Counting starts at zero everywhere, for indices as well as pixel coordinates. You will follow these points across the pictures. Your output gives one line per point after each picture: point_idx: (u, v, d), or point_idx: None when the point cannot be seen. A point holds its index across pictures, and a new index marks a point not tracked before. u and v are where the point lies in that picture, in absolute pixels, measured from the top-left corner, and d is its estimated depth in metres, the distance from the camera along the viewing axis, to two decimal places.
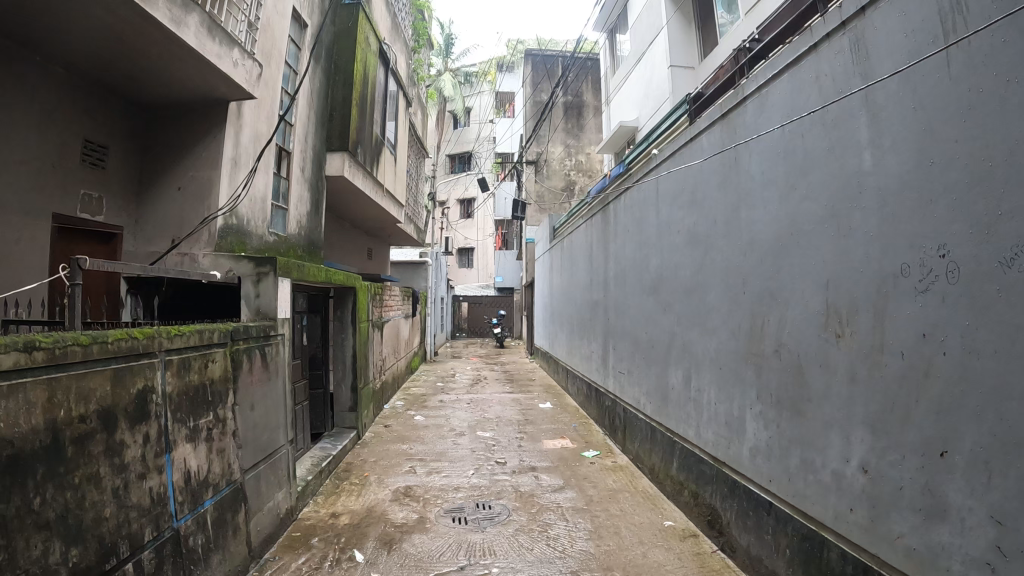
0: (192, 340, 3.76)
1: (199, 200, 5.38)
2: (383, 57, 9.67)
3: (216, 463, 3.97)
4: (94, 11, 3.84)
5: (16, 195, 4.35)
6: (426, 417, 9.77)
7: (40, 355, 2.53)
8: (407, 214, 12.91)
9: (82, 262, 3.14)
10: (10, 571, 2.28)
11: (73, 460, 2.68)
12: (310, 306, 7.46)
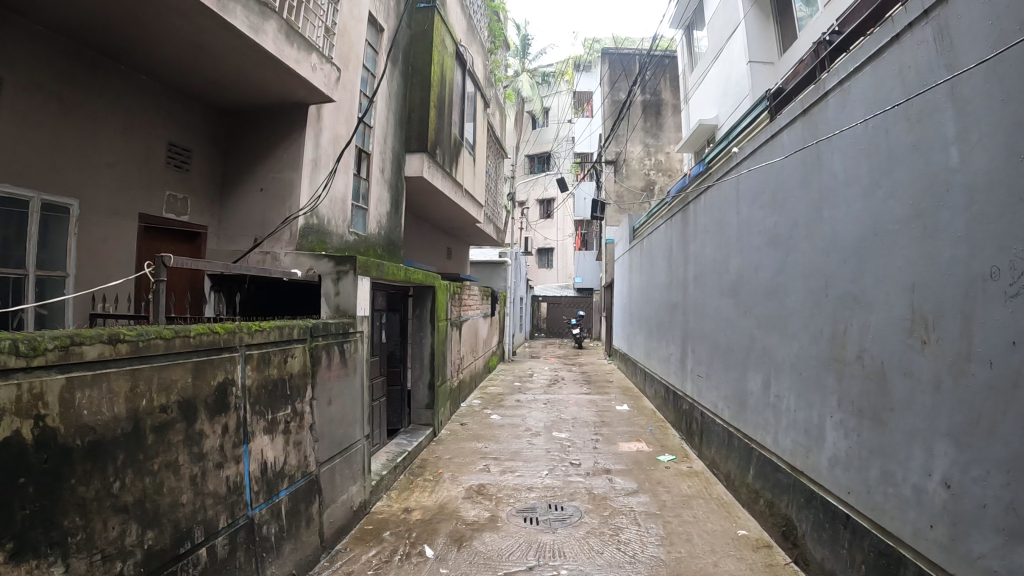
0: (273, 336, 3.84)
1: (281, 201, 5.56)
2: (459, 58, 9.77)
3: (293, 455, 4.06)
4: (177, 21, 4.03)
5: (102, 196, 4.60)
6: (502, 415, 9.82)
7: (124, 347, 2.57)
8: (486, 214, 13.01)
9: (166, 259, 3.17)
10: (86, 552, 2.32)
11: (153, 448, 2.72)
12: (388, 304, 7.59)
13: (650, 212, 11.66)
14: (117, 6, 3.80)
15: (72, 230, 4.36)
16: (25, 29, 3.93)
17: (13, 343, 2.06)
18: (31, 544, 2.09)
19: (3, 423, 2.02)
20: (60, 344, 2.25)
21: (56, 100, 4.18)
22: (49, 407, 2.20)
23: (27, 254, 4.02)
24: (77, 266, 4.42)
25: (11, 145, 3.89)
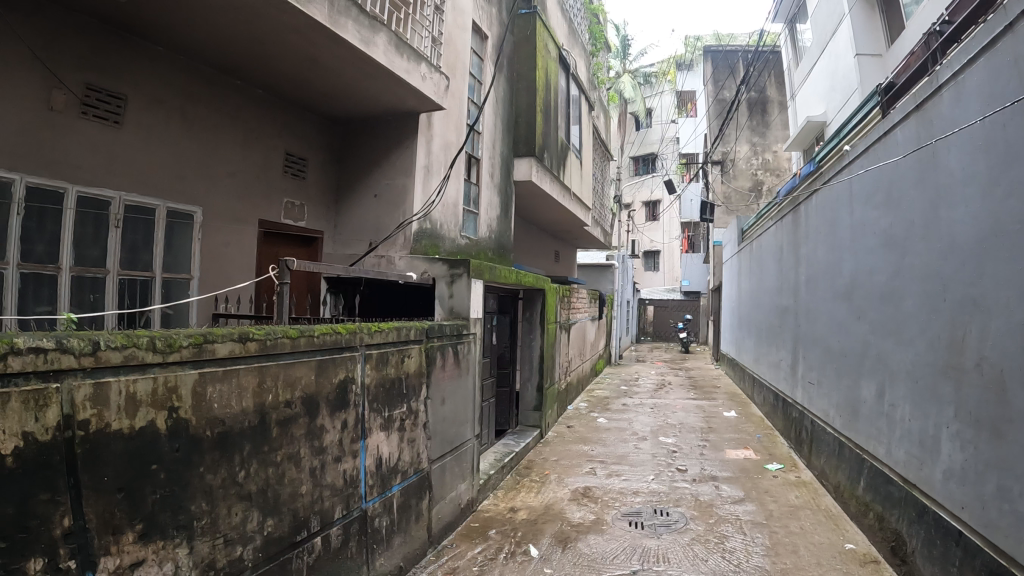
0: (391, 336, 4.03)
1: (395, 207, 5.81)
2: (562, 63, 9.85)
3: (407, 451, 4.23)
4: (292, 37, 4.29)
5: (222, 204, 4.95)
6: (609, 419, 9.81)
7: (253, 346, 2.78)
8: (593, 217, 13.04)
9: (290, 262, 3.39)
10: (211, 535, 2.51)
11: (277, 441, 2.93)
12: (499, 306, 7.73)
13: (758, 214, 11.35)
14: (236, 26, 4.09)
15: (196, 235, 4.73)
16: (148, 52, 4.31)
17: (149, 339, 2.28)
18: (160, 525, 2.29)
19: (138, 413, 2.24)
20: (195, 342, 2.47)
21: (178, 115, 4.55)
22: (182, 399, 2.41)
23: (154, 258, 4.43)
24: (201, 270, 4.78)
25: (138, 157, 4.28)
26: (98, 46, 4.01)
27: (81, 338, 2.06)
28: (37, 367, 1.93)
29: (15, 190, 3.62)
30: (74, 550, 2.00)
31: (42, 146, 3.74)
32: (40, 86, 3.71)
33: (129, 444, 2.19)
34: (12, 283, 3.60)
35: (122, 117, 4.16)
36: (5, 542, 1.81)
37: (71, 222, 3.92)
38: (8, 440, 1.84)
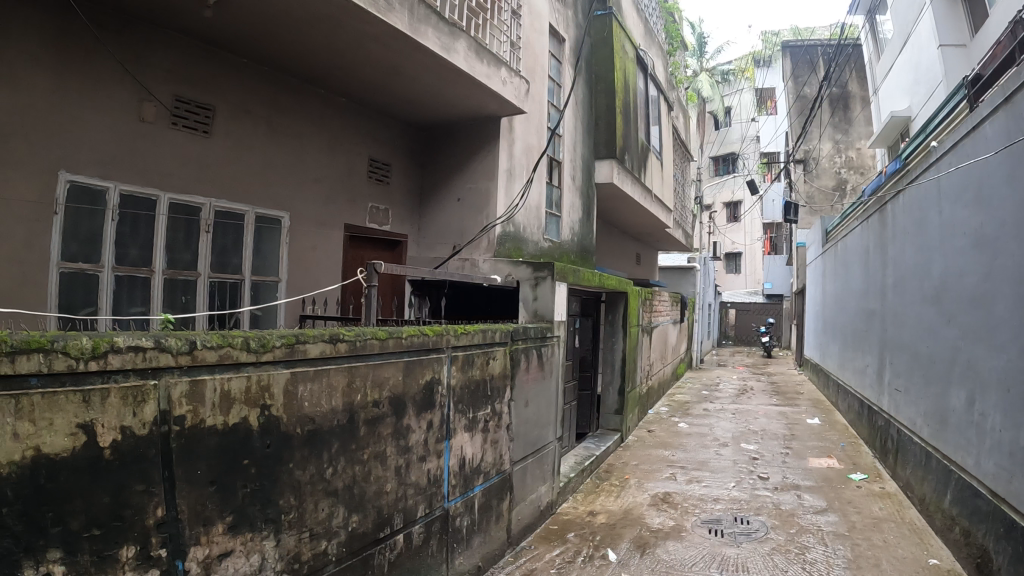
0: (477, 338, 4.07)
1: (479, 210, 5.85)
2: (640, 63, 9.77)
3: (489, 452, 4.28)
4: (375, 47, 4.39)
5: (309, 209, 5.12)
6: (690, 424, 9.66)
7: (343, 347, 2.87)
8: (675, 219, 12.88)
9: (377, 266, 3.48)
10: (297, 529, 2.60)
11: (364, 439, 3.01)
12: (582, 309, 7.66)
13: (843, 214, 10.96)
14: (320, 37, 4.22)
15: (283, 239, 4.90)
16: (234, 64, 4.49)
17: (243, 340, 2.38)
18: (249, 518, 2.38)
19: (232, 410, 2.34)
20: (286, 342, 2.57)
21: (265, 124, 4.73)
22: (274, 397, 2.51)
23: (242, 262, 4.61)
24: (288, 273, 4.95)
25: (226, 165, 4.47)
26: (186, 60, 4.20)
27: (178, 337, 2.17)
28: (136, 364, 2.04)
29: (108, 197, 3.84)
30: (165, 539, 2.09)
31: (134, 156, 3.96)
32: (131, 99, 3.92)
33: (222, 439, 2.29)
34: (107, 285, 3.83)
35: (210, 127, 4.35)
36: (99, 529, 1.91)
37: (163, 227, 4.13)
38: (105, 433, 1.95)
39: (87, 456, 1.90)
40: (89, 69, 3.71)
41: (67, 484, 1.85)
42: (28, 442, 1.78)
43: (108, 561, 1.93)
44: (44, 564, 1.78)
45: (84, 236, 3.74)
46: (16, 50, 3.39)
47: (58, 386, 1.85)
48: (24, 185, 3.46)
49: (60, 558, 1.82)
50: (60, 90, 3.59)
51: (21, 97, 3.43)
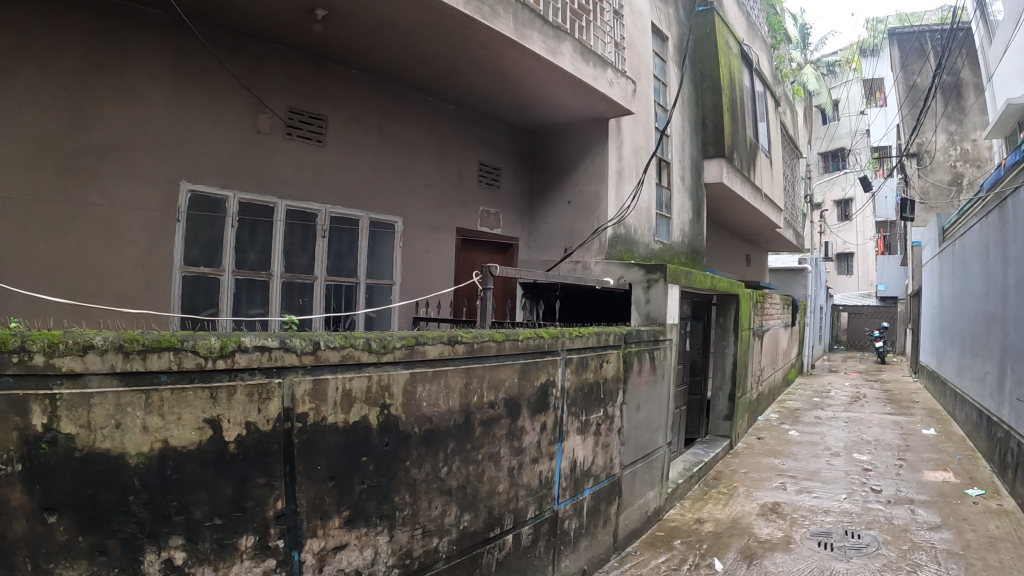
0: (591, 341, 4.03)
1: (590, 213, 5.80)
2: (745, 59, 9.48)
3: (600, 456, 4.23)
4: (482, 52, 4.43)
5: (422, 213, 5.24)
6: (801, 432, 9.28)
7: (461, 348, 2.90)
8: (786, 219, 12.42)
9: (492, 268, 3.49)
10: (411, 526, 2.64)
11: (479, 439, 3.04)
12: (694, 312, 7.45)
13: (959, 211, 10.27)
14: (428, 46, 4.29)
15: (396, 243, 5.02)
16: (345, 75, 4.63)
17: (364, 341, 2.44)
18: (364, 513, 2.44)
19: (352, 409, 2.39)
20: (407, 344, 2.62)
21: (376, 132, 4.86)
22: (394, 397, 2.56)
23: (357, 265, 4.74)
24: (402, 276, 5.06)
25: (340, 172, 4.62)
26: (299, 73, 4.38)
27: (303, 338, 2.24)
28: (263, 363, 2.11)
29: (228, 206, 4.04)
30: (284, 531, 2.16)
31: (252, 166, 4.15)
32: (247, 112, 4.12)
33: (342, 436, 2.35)
34: (228, 287, 4.02)
35: (324, 136, 4.51)
36: (221, 519, 2.01)
37: (281, 233, 4.30)
38: (231, 428, 2.03)
39: (213, 449, 1.99)
40: (207, 85, 3.92)
41: (192, 475, 1.95)
42: (157, 434, 1.89)
43: (228, 550, 2.02)
44: (165, 550, 1.89)
45: (205, 241, 3.94)
46: (134, 71, 3.64)
47: (187, 382, 1.95)
48: (148, 194, 3.70)
49: (181, 544, 1.92)
50: (180, 105, 3.81)
51: (141, 115, 3.67)
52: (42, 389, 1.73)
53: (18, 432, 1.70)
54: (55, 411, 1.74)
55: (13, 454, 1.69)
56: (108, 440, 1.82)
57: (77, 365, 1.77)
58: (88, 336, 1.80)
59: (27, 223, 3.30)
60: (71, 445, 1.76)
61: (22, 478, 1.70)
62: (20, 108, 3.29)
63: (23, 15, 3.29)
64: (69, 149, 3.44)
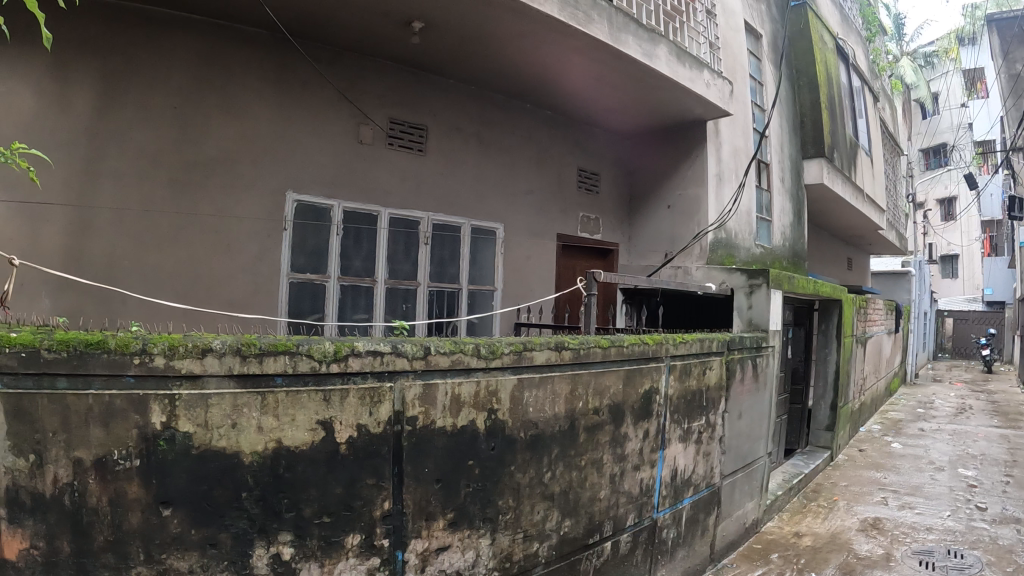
0: (694, 348, 3.86)
1: (690, 217, 5.66)
2: (840, 53, 9.12)
3: (702, 465, 4.08)
4: (577, 58, 4.40)
5: (524, 220, 5.22)
6: (904, 444, 8.82)
7: (567, 354, 2.83)
8: (888, 220, 11.87)
9: (597, 274, 3.33)
10: (512, 530, 2.59)
11: (584, 446, 2.96)
12: (796, 319, 7.16)
13: None
14: (524, 54, 4.30)
15: (498, 249, 4.99)
16: (442, 84, 4.68)
17: (474, 346, 2.43)
18: (468, 516, 2.43)
19: (461, 413, 2.39)
20: (515, 349, 2.57)
21: (475, 139, 4.89)
22: (501, 402, 2.53)
23: (460, 271, 4.72)
24: (504, 282, 5.00)
25: (441, 180, 4.69)
26: (400, 84, 4.46)
27: (415, 343, 2.26)
28: (375, 367, 2.14)
29: (333, 214, 4.14)
30: (390, 530, 2.19)
31: (356, 176, 4.26)
32: (350, 123, 4.22)
33: (450, 440, 2.35)
34: (333, 293, 4.08)
35: (424, 145, 4.59)
36: (330, 516, 2.05)
37: (385, 239, 4.37)
38: (343, 430, 2.08)
39: (324, 450, 2.04)
40: (311, 98, 4.05)
41: (304, 474, 2.00)
42: (272, 434, 1.94)
43: (334, 547, 2.06)
44: (274, 545, 1.95)
45: (311, 248, 4.02)
46: (239, 86, 3.79)
47: (302, 384, 2.00)
48: (256, 204, 3.84)
49: (290, 540, 1.98)
50: (285, 117, 3.95)
51: (248, 129, 3.83)
52: (163, 389, 1.80)
53: (139, 429, 1.78)
54: (174, 410, 1.82)
55: (134, 449, 1.78)
56: (224, 439, 1.88)
57: (196, 367, 1.83)
58: (207, 340, 1.86)
59: (141, 232, 3.51)
60: (188, 443, 1.83)
61: (140, 473, 1.79)
62: (131, 125, 3.51)
63: (130, 41, 3.52)
64: (180, 162, 3.62)
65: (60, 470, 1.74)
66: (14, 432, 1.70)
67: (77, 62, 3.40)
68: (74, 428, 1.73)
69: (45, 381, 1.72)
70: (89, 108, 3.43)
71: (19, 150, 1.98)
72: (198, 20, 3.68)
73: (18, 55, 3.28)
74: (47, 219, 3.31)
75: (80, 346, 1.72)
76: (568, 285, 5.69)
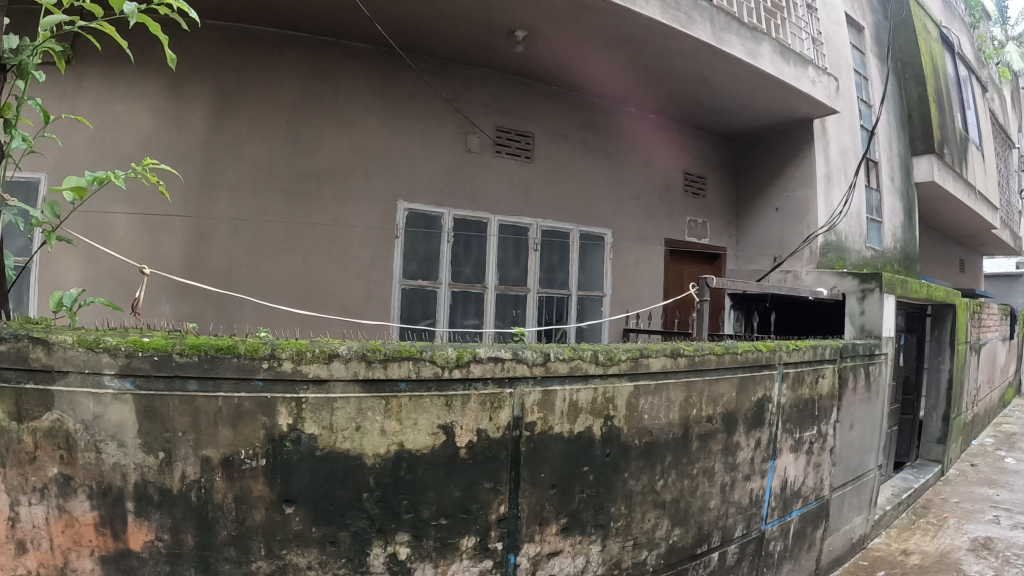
0: (807, 354, 3.57)
1: (798, 220, 5.50)
2: (946, 43, 8.70)
3: (811, 476, 3.79)
4: (679, 60, 4.32)
5: (632, 225, 5.16)
6: (1019, 460, 8.28)
7: (683, 361, 2.71)
8: (1002, 218, 11.20)
9: (709, 280, 3.24)
10: (622, 537, 2.55)
11: (696, 454, 2.82)
12: (907, 325, 6.82)
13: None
14: (626, 58, 4.25)
15: (608, 256, 4.97)
16: (546, 91, 4.69)
17: (592, 352, 2.39)
18: (581, 522, 2.41)
19: (578, 420, 2.37)
20: (632, 355, 2.51)
21: (581, 146, 4.88)
22: (617, 409, 2.48)
23: (569, 277, 4.70)
24: (613, 287, 4.96)
25: (551, 187, 4.71)
26: (505, 92, 4.50)
27: (534, 349, 2.25)
28: (495, 373, 2.16)
29: (443, 222, 4.22)
30: (503, 533, 2.21)
31: (464, 184, 4.33)
32: (457, 133, 4.30)
33: (567, 446, 2.34)
34: (444, 299, 4.14)
35: (531, 152, 4.62)
36: (447, 519, 2.09)
37: (495, 246, 4.37)
38: (463, 434, 2.11)
39: (445, 454, 2.08)
40: (418, 109, 4.14)
41: (424, 476, 2.04)
42: (394, 438, 1.99)
43: (450, 548, 2.10)
44: (391, 545, 2.00)
45: (422, 255, 4.10)
46: (348, 99, 3.92)
47: (424, 390, 2.04)
48: (366, 213, 3.95)
49: (407, 540, 2.02)
50: (393, 128, 4.05)
51: (357, 140, 3.95)
52: (289, 393, 1.88)
53: (266, 430, 1.86)
54: (300, 412, 1.89)
55: (260, 450, 1.86)
56: (348, 442, 1.94)
57: (323, 372, 1.90)
58: (333, 345, 1.92)
59: (257, 241, 3.68)
60: (313, 444, 1.90)
61: (266, 472, 1.87)
62: (246, 139, 3.70)
63: (241, 59, 3.70)
64: (291, 174, 3.77)
65: (188, 467, 1.83)
66: (145, 431, 1.80)
67: (192, 83, 3.63)
68: (203, 428, 1.82)
69: (177, 383, 1.81)
70: (204, 125, 3.64)
71: (148, 164, 2.05)
72: (306, 38, 3.82)
73: (135, 79, 3.59)
74: (165, 231, 3.55)
75: (211, 351, 1.81)
76: (677, 290, 5.67)
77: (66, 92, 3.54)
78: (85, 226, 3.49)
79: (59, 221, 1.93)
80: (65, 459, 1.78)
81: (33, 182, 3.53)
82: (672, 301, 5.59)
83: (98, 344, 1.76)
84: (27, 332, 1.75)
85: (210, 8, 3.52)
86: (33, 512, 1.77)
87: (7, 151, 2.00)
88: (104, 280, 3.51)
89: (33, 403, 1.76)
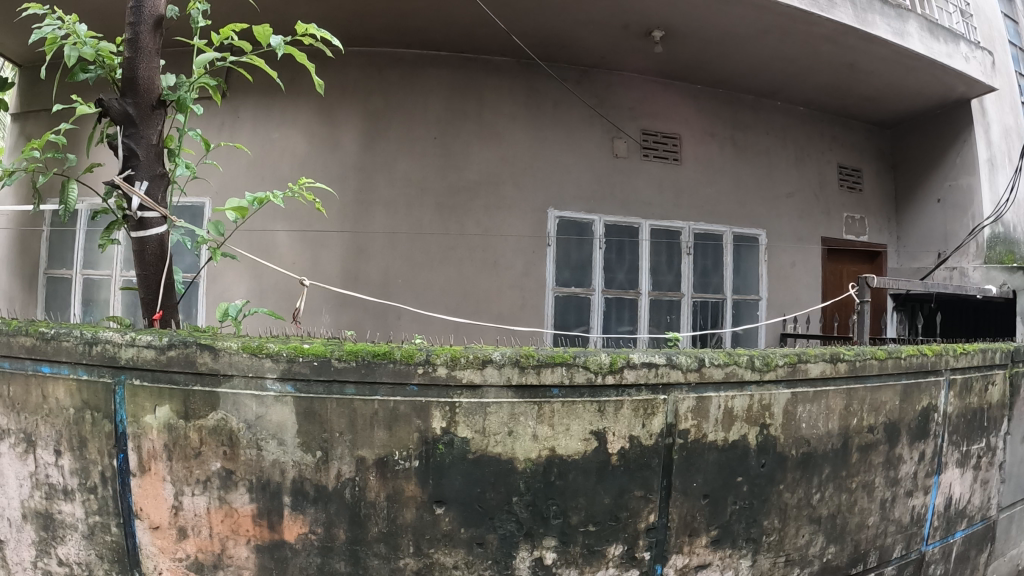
0: (976, 359, 3.31)
1: (962, 210, 5.12)
2: None
3: (977, 494, 3.51)
4: (823, 47, 4.12)
5: (785, 223, 4.96)
6: None
7: (843, 366, 2.54)
8: None
9: (869, 279, 3.04)
10: (774, 552, 2.46)
11: (856, 466, 2.66)
12: None
13: None
14: (763, 49, 4.11)
15: (762, 257, 4.82)
16: (687, 91, 4.61)
17: (748, 357, 2.28)
18: (732, 534, 2.35)
19: (733, 427, 2.29)
20: (789, 361, 2.37)
21: (730, 144, 4.74)
22: (774, 417, 2.37)
23: (724, 281, 4.66)
24: (769, 290, 4.85)
25: (700, 189, 4.61)
26: (646, 95, 4.46)
27: (689, 354, 2.19)
28: (648, 379, 2.12)
29: (594, 228, 4.22)
30: (652, 544, 2.20)
31: (613, 189, 4.30)
32: (603, 138, 4.29)
33: (722, 455, 2.28)
34: (597, 305, 4.17)
35: (680, 154, 4.54)
36: (595, 526, 2.11)
37: (647, 251, 4.38)
38: (615, 441, 2.10)
39: (596, 460, 2.08)
40: (561, 115, 4.16)
41: (575, 482, 2.06)
42: (546, 443, 2.02)
43: (597, 555, 2.12)
44: (537, 549, 2.05)
45: (575, 262, 4.13)
46: (491, 109, 4.00)
47: (577, 396, 2.04)
48: (510, 220, 3.99)
49: (553, 546, 2.06)
50: (535, 135, 4.09)
51: (501, 147, 4.01)
52: (443, 397, 1.93)
53: (420, 433, 1.93)
54: (453, 416, 1.94)
55: (413, 451, 1.93)
56: (500, 446, 1.98)
57: (476, 377, 1.94)
58: (486, 351, 1.97)
59: (408, 251, 3.82)
60: (465, 447, 1.96)
61: (418, 474, 1.95)
62: (394, 153, 3.86)
63: (382, 78, 3.88)
64: (442, 186, 3.89)
65: (343, 466, 1.92)
66: (304, 431, 1.90)
67: (342, 104, 3.85)
68: (359, 430, 1.91)
69: (335, 387, 1.90)
70: (355, 143, 3.83)
71: (303, 183, 2.16)
72: (447, 56, 3.96)
73: (287, 104, 3.88)
74: (324, 244, 3.78)
75: (367, 356, 1.89)
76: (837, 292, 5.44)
77: (225, 122, 3.94)
78: (249, 243, 3.83)
79: (221, 238, 2.03)
80: (227, 455, 1.91)
81: (199, 206, 3.96)
82: (830, 304, 5.39)
83: (261, 350, 1.87)
84: (194, 339, 1.90)
85: (358, 32, 3.70)
86: (195, 503, 1.93)
87: (172, 179, 2.14)
88: (268, 292, 3.78)
89: (200, 404, 1.89)
